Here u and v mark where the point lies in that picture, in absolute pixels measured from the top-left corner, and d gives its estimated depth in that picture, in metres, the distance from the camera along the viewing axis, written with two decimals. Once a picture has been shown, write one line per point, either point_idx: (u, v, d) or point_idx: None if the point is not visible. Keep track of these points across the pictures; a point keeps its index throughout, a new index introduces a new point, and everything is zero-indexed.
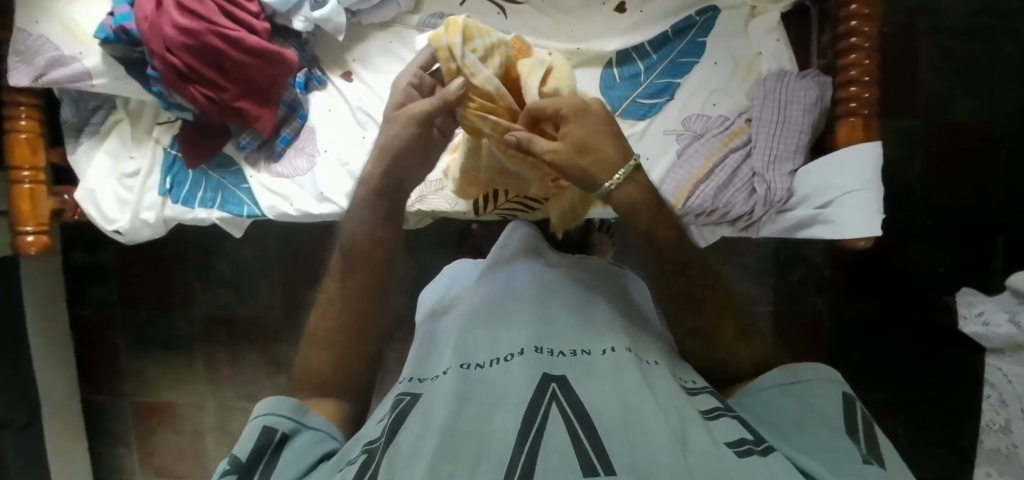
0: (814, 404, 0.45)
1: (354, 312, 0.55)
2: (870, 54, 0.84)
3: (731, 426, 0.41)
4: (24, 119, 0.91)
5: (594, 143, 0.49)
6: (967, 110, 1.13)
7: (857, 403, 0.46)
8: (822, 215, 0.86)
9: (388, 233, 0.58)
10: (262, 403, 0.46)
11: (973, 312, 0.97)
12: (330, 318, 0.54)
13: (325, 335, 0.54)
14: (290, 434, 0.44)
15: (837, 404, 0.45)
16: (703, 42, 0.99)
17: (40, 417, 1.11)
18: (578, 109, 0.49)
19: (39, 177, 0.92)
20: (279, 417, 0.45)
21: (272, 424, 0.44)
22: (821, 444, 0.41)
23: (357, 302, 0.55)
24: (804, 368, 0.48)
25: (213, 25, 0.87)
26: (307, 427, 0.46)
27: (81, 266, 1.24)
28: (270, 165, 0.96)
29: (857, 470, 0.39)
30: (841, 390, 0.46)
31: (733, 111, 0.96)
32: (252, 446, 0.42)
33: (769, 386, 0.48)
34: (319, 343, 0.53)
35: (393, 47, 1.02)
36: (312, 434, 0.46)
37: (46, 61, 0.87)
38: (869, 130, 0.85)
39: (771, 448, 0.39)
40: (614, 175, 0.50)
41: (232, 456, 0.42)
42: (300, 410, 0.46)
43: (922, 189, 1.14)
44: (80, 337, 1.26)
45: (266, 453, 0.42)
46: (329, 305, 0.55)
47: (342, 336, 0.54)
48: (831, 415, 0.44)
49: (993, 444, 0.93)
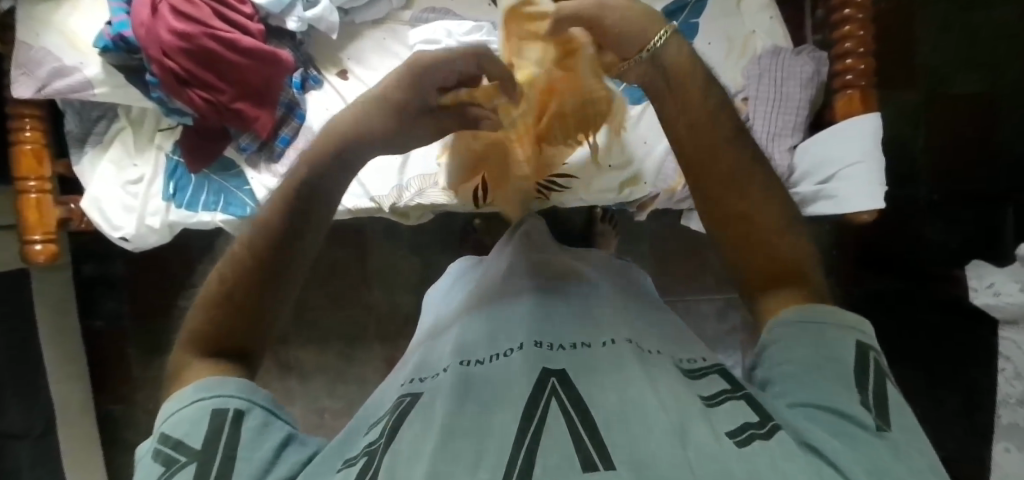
0: (827, 354, 0.41)
1: (250, 314, 0.44)
2: (865, 25, 0.83)
3: (736, 410, 0.39)
4: (29, 130, 0.93)
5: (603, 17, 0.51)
6: (967, 82, 1.12)
7: (872, 354, 0.41)
8: (825, 189, 0.86)
9: (315, 226, 0.47)
10: (198, 382, 0.41)
11: (982, 284, 0.95)
12: (225, 318, 0.43)
13: (220, 328, 0.43)
14: (244, 413, 0.40)
15: (851, 359, 0.40)
16: (696, 23, 0.99)
17: (57, 427, 1.12)
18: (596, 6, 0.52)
19: (45, 187, 0.94)
20: (226, 397, 0.40)
21: (220, 405, 0.40)
22: (827, 403, 0.38)
23: (254, 295, 0.44)
24: (822, 310, 0.43)
25: (209, 28, 0.88)
26: (259, 405, 0.41)
27: (90, 278, 1.26)
28: (271, 165, 0.98)
29: (868, 443, 0.35)
30: (856, 339, 0.42)
31: (729, 91, 0.95)
32: (204, 434, 0.38)
33: (781, 324, 0.44)
34: (212, 335, 0.43)
35: (387, 43, 1.03)
36: (265, 413, 0.41)
37: (48, 73, 0.89)
38: (867, 102, 0.84)
39: (776, 428, 0.37)
40: (649, 41, 0.50)
41: (183, 447, 0.38)
42: (249, 389, 0.42)
43: (924, 162, 1.13)
44: (93, 348, 1.28)
45: (221, 436, 0.38)
46: (214, 300, 0.44)
47: (239, 328, 0.44)
48: (840, 369, 0.40)
49: (1011, 418, 0.89)
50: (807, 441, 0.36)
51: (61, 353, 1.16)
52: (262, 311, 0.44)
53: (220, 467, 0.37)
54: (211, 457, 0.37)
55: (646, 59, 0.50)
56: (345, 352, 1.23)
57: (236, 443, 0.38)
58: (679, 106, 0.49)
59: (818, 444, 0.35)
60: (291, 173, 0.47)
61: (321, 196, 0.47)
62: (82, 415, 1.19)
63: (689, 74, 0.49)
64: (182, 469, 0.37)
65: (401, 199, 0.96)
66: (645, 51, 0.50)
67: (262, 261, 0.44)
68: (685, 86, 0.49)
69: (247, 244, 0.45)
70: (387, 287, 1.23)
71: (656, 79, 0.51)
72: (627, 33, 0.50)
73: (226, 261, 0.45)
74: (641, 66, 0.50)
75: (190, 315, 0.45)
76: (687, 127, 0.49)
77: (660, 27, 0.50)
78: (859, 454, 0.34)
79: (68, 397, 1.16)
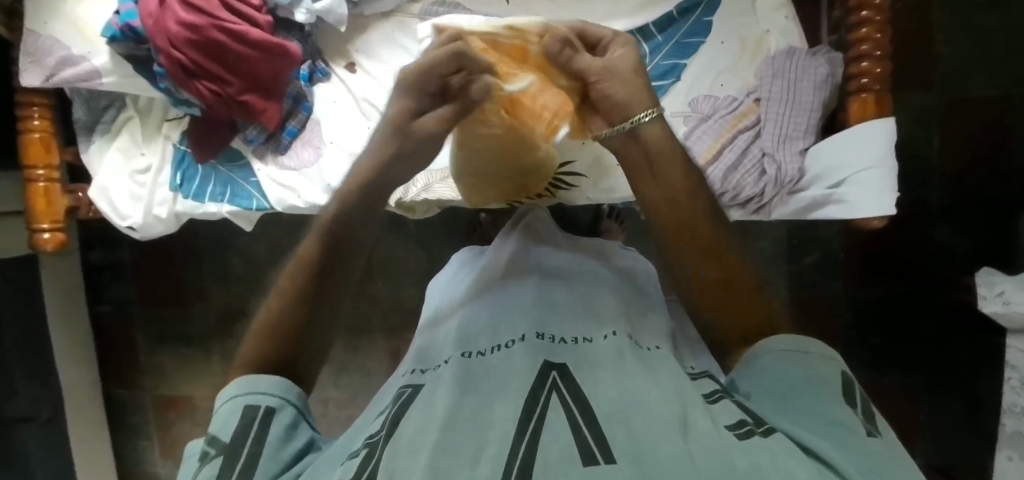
0: (815, 377, 0.41)
1: (301, 325, 0.48)
2: (882, 28, 0.80)
3: (731, 410, 0.39)
4: (37, 119, 0.93)
5: (608, 80, 0.52)
6: (985, 85, 1.10)
7: (856, 387, 0.42)
8: (835, 194, 0.84)
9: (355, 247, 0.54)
10: (238, 382, 0.43)
11: (992, 292, 0.90)
12: (273, 338, 0.47)
13: (261, 348, 0.46)
14: (275, 410, 0.42)
15: (836, 382, 0.41)
16: (710, 21, 0.98)
17: (64, 412, 1.13)
18: (602, 71, 0.52)
19: (53, 176, 0.95)
20: (262, 394, 0.42)
21: (253, 402, 0.42)
22: (820, 416, 0.38)
23: (299, 320, 0.48)
24: (804, 341, 0.44)
25: (216, 20, 0.87)
26: (293, 402, 0.43)
27: (98, 264, 1.28)
28: (277, 157, 0.98)
29: (862, 446, 0.36)
30: (840, 370, 0.42)
31: (742, 91, 0.94)
32: (233, 429, 0.40)
33: (768, 348, 0.45)
34: (259, 357, 0.45)
35: (395, 36, 1.01)
36: (298, 409, 0.43)
37: (57, 61, 0.89)
38: (881, 105, 0.83)
39: (772, 431, 0.37)
40: (634, 117, 0.52)
41: (214, 438, 0.40)
42: (282, 386, 0.44)
43: (937, 165, 1.11)
44: (101, 334, 1.30)
45: (251, 432, 0.40)
46: (268, 328, 0.47)
47: (291, 336, 0.47)
48: (829, 385, 0.41)
49: (1018, 427, 0.85)
50: (811, 451, 0.36)
51: (69, 339, 1.17)
52: (312, 317, 0.49)
53: (243, 464, 0.38)
54: (236, 453, 0.39)
55: (627, 131, 0.52)
56: (349, 343, 1.24)
57: (263, 442, 0.40)
58: (661, 183, 0.53)
59: (823, 453, 0.35)
60: (324, 221, 0.53)
61: (359, 219, 0.54)
62: (89, 398, 1.21)
63: (666, 158, 0.52)
64: (209, 462, 0.39)
65: (408, 193, 0.95)
66: (629, 123, 0.52)
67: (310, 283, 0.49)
68: (666, 171, 0.52)
69: (289, 278, 0.50)
70: (392, 280, 1.23)
71: (632, 147, 0.54)
72: (616, 100, 0.52)
73: (273, 296, 0.50)
74: (621, 135, 0.53)
75: (241, 349, 0.48)
76: (664, 201, 0.52)
77: (653, 106, 0.52)
78: (852, 457, 0.35)
79: (75, 382, 1.17)
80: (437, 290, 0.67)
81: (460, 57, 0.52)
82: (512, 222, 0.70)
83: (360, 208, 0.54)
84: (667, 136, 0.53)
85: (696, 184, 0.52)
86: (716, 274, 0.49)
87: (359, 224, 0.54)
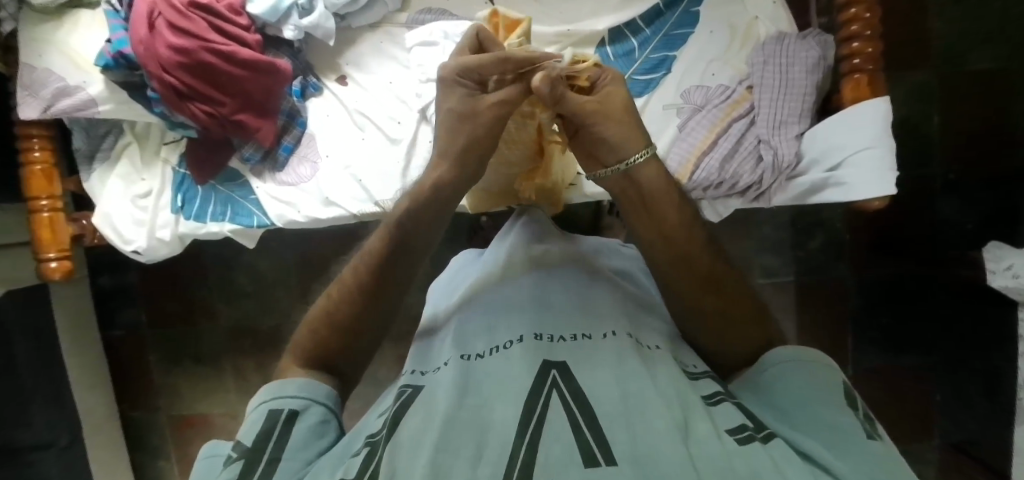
0: (817, 384, 0.41)
1: (347, 341, 0.50)
2: (872, 7, 0.80)
3: (732, 411, 0.39)
4: (38, 150, 0.95)
5: (607, 126, 0.51)
6: (981, 57, 1.09)
7: (856, 395, 0.41)
8: (833, 178, 0.83)
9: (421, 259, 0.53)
10: (267, 388, 0.45)
11: (1001, 266, 0.89)
12: (324, 336, 0.49)
13: (314, 343, 0.49)
14: (299, 412, 0.43)
15: (837, 391, 0.41)
16: (697, 11, 0.98)
17: (83, 436, 1.14)
18: (599, 109, 0.51)
19: (57, 205, 0.96)
20: (287, 398, 0.44)
21: (278, 405, 0.43)
22: (821, 423, 0.38)
23: (353, 321, 0.50)
24: (803, 351, 0.44)
25: (204, 41, 0.88)
26: (319, 403, 0.44)
27: (108, 290, 1.29)
28: (275, 174, 0.99)
29: (862, 451, 0.36)
30: (841, 379, 0.42)
31: (734, 80, 0.94)
32: (257, 433, 0.41)
33: (774, 357, 0.44)
34: (305, 355, 0.48)
35: (384, 47, 1.03)
36: (324, 410, 0.44)
37: (53, 93, 0.91)
38: (875, 85, 0.82)
39: (773, 436, 0.37)
40: (626, 158, 0.51)
41: (237, 443, 0.41)
42: (308, 387, 0.45)
43: (937, 141, 1.10)
44: (114, 358, 1.31)
45: (274, 435, 0.41)
46: (324, 321, 0.50)
47: (340, 342, 0.50)
48: (830, 393, 0.40)
49: None
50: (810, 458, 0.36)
51: (83, 365, 1.18)
52: (357, 337, 0.50)
53: (264, 469, 0.39)
54: (258, 456, 0.40)
55: (622, 173, 0.52)
56: None
57: (286, 444, 0.40)
58: (651, 219, 0.51)
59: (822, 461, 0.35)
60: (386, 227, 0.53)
61: (425, 237, 0.53)
62: (107, 421, 1.22)
63: (659, 194, 0.51)
64: (231, 465, 0.39)
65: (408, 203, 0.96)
66: (621, 165, 0.51)
67: (371, 289, 0.50)
68: (652, 190, 0.52)
69: (355, 269, 0.51)
70: None
71: (631, 192, 0.53)
72: (609, 143, 0.51)
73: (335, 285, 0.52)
74: (616, 177, 0.52)
75: (295, 336, 0.51)
76: (659, 239, 0.51)
77: (644, 145, 0.52)
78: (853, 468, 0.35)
79: (92, 407, 1.19)
80: (435, 293, 0.66)
81: (508, 62, 0.49)
82: (509, 223, 0.69)
83: (428, 209, 0.52)
84: (664, 177, 0.52)
85: (691, 221, 0.52)
86: (704, 271, 0.50)
87: (429, 233, 0.53)
